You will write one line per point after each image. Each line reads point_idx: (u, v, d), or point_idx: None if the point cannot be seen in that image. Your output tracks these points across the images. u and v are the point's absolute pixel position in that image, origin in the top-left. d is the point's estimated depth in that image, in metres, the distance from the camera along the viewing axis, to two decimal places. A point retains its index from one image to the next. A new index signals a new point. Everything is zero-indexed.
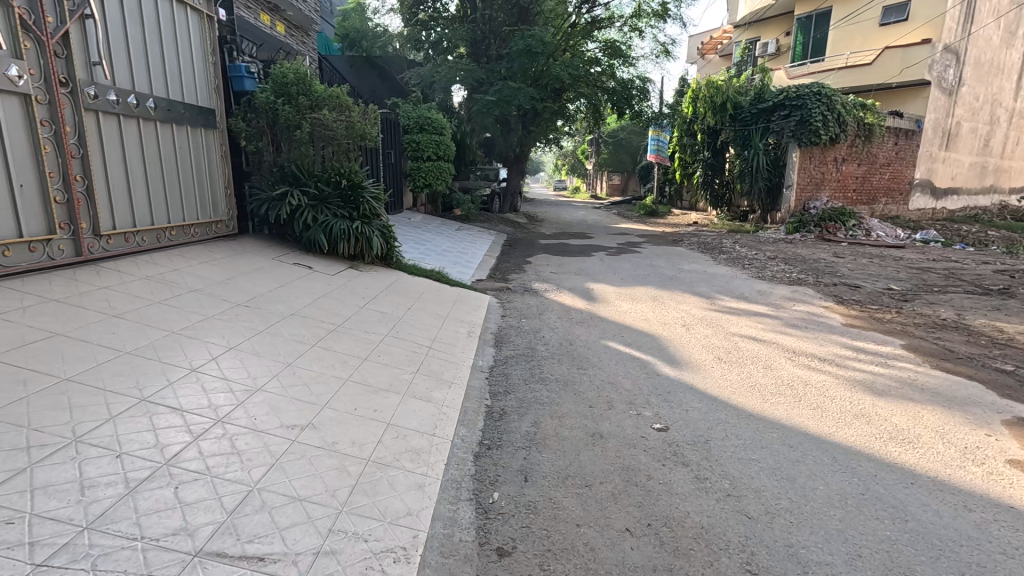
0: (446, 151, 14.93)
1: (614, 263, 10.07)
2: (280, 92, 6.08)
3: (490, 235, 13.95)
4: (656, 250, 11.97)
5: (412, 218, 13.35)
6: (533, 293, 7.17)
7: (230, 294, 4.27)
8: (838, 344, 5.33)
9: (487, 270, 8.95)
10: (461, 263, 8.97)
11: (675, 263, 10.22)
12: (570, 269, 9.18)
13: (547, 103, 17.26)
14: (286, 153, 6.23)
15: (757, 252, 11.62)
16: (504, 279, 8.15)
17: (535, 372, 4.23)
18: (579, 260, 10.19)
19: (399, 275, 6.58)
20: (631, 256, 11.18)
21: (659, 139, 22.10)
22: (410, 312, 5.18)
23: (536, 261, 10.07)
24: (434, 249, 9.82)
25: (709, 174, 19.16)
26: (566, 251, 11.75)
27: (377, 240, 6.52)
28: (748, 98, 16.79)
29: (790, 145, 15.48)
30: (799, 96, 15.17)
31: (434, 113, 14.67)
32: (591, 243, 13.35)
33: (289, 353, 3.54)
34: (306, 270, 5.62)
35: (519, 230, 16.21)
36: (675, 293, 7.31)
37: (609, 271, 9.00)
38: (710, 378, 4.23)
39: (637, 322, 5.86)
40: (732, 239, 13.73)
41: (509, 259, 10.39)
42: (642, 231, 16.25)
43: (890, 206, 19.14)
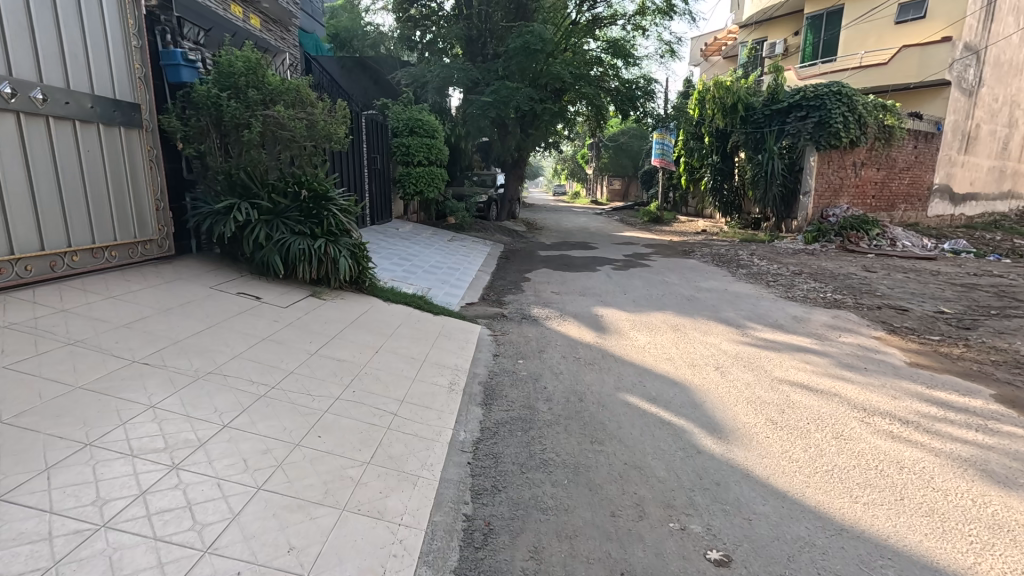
0: (438, 156, 13.89)
1: (622, 280, 9.00)
2: (225, 84, 5.04)
3: (486, 245, 12.89)
4: (667, 264, 10.94)
5: (400, 228, 12.31)
6: (533, 321, 6.10)
7: (126, 347, 3.20)
8: (911, 394, 4.28)
9: (480, 290, 7.87)
10: (451, 283, 7.88)
11: (690, 280, 9.15)
12: (573, 288, 8.11)
13: (547, 105, 16.23)
14: (234, 157, 5.19)
15: (778, 266, 10.57)
16: (500, 301, 7.07)
17: (535, 450, 3.16)
18: (584, 277, 9.13)
19: (373, 303, 5.53)
20: (640, 271, 10.12)
21: (664, 143, 21.02)
22: (376, 357, 4.12)
23: (535, 277, 8.99)
24: (421, 265, 8.71)
25: (718, 180, 18.09)
26: (568, 265, 10.69)
27: (344, 261, 5.45)
28: (760, 99, 15.80)
29: (808, 148, 14.46)
30: (817, 97, 14.15)
31: (425, 114, 13.69)
32: (595, 254, 12.30)
33: (182, 446, 2.49)
34: (253, 302, 4.56)
35: (517, 239, 15.15)
36: (698, 321, 6.26)
37: (618, 291, 7.94)
38: (769, 458, 3.15)
39: (660, 363, 4.80)
40: (748, 251, 12.70)
41: (505, 275, 9.32)
42: (649, 241, 15.19)
43: (909, 213, 18.14)
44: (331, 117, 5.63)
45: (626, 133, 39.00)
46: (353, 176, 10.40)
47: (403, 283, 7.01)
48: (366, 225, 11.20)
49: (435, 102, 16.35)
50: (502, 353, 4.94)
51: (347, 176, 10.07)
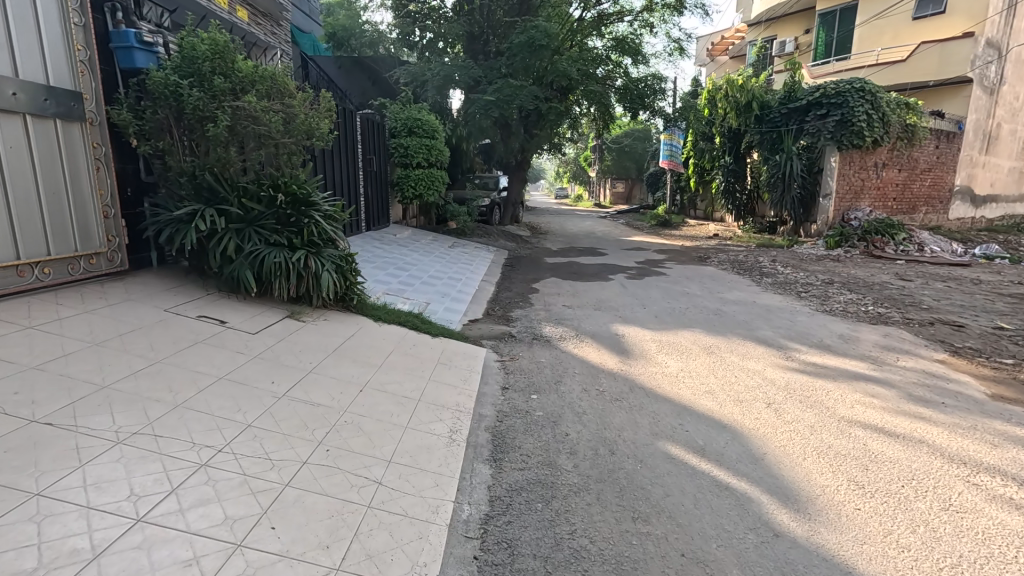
0: (439, 157, 13.11)
1: (639, 291, 8.26)
2: (187, 70, 4.31)
3: (489, 252, 12.15)
4: (684, 272, 10.20)
5: (398, 234, 11.59)
6: (545, 343, 5.34)
7: (26, 400, 2.45)
8: (1012, 439, 3.52)
9: (484, 303, 7.13)
10: (452, 296, 7.13)
11: (713, 291, 8.38)
12: (585, 300, 7.38)
13: (552, 104, 15.54)
14: (199, 155, 4.44)
15: (805, 274, 9.82)
16: (506, 318, 6.33)
17: (562, 534, 2.40)
18: (596, 288, 8.39)
19: (362, 324, 4.78)
20: (656, 280, 9.36)
21: (672, 144, 20.29)
22: (359, 399, 3.37)
23: (544, 288, 8.23)
24: (419, 276, 7.97)
25: (730, 183, 17.35)
26: (578, 273, 9.94)
27: (328, 276, 4.70)
28: (776, 97, 15.07)
29: (828, 147, 13.73)
30: (840, 94, 13.39)
31: (425, 114, 12.97)
32: (605, 262, 11.56)
33: (65, 563, 1.71)
34: (215, 327, 3.81)
35: (521, 245, 14.42)
36: (733, 341, 5.50)
37: (636, 305, 7.19)
38: (872, 545, 2.38)
39: (700, 399, 4.04)
40: (768, 257, 11.94)
41: (510, 285, 8.58)
42: (660, 247, 14.45)
43: (929, 216, 17.39)
44: (313, 110, 4.89)
45: (632, 136, 39.04)
46: (344, 179, 9.67)
47: (398, 298, 6.25)
48: (362, 232, 10.52)
49: (434, 102, 15.64)
50: (512, 385, 4.20)
51: (338, 179, 9.36)
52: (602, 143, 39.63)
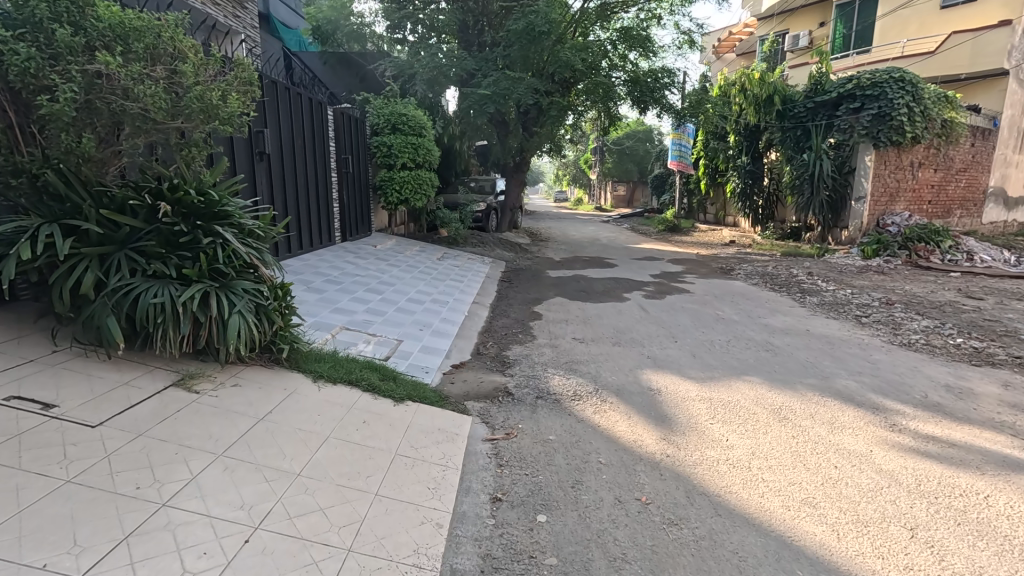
0: (427, 157, 11.67)
1: (664, 315, 6.83)
2: (19, 19, 2.88)
3: (483, 264, 10.71)
4: (711, 290, 8.75)
5: (379, 245, 10.15)
6: (553, 404, 3.89)
7: None
8: None
9: (474, 338, 5.68)
10: (434, 328, 5.66)
11: (752, 315, 6.95)
12: (600, 331, 5.94)
13: (553, 99, 14.17)
14: (43, 146, 2.99)
15: (853, 291, 8.37)
16: (501, 361, 4.87)
17: None
18: (610, 312, 6.95)
19: (292, 391, 3.32)
20: (679, 301, 7.92)
21: (681, 143, 18.88)
22: (236, 567, 1.91)
23: (548, 313, 6.80)
24: (395, 299, 6.53)
25: (748, 185, 15.97)
26: (586, 291, 8.49)
27: (239, 320, 3.23)
28: (801, 90, 13.72)
29: (862, 145, 12.31)
30: (876, 85, 11.98)
31: (412, 108, 11.52)
32: (617, 275, 10.12)
33: None
34: (26, 420, 2.36)
35: (521, 255, 12.99)
36: (808, 397, 4.06)
37: (665, 338, 5.74)
38: None
39: (800, 520, 2.60)
40: (800, 269, 10.51)
41: (507, 309, 7.13)
42: (674, 256, 13.06)
43: (964, 220, 15.99)
44: (225, 83, 3.42)
45: (634, 137, 38.14)
46: (309, 182, 8.16)
47: (359, 338, 4.80)
48: (332, 243, 9.05)
49: (424, 96, 14.18)
50: (507, 497, 2.75)
51: (301, 183, 7.86)
52: (603, 144, 38.35)
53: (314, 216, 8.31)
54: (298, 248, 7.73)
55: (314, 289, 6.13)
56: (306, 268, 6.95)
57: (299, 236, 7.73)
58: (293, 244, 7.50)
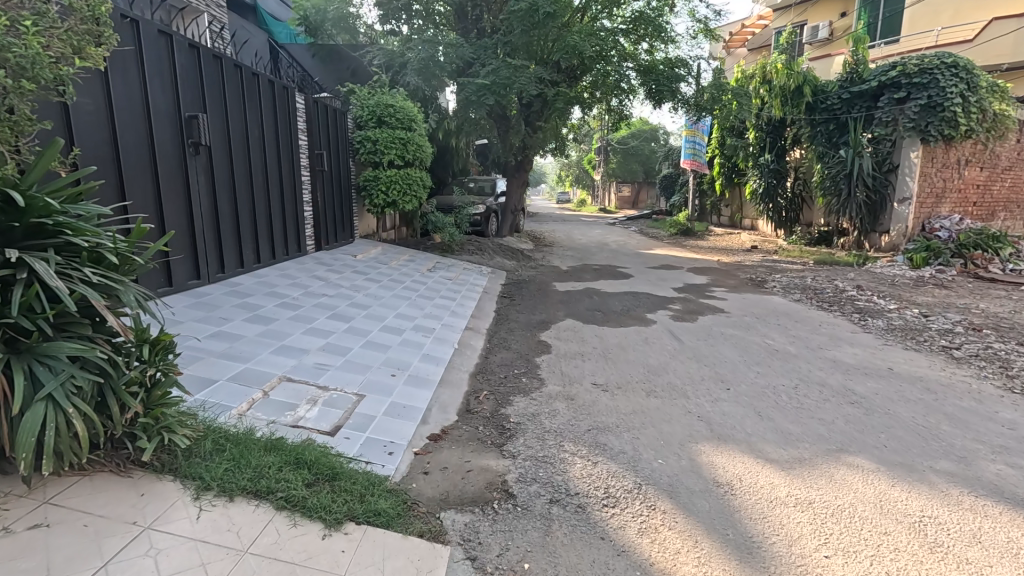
0: (418, 154, 10.32)
1: (703, 347, 5.48)
2: None
3: (480, 276, 9.38)
4: (749, 309, 7.40)
5: (359, 254, 8.81)
6: (576, 517, 2.55)
7: None
8: None
9: (463, 384, 4.33)
10: (411, 372, 4.33)
11: (811, 345, 5.60)
12: (627, 374, 4.59)
13: (558, 91, 12.84)
14: None
15: (921, 310, 7.00)
16: (498, 427, 3.53)
17: None
18: (635, 343, 5.60)
19: (145, 524, 1.99)
20: (714, 324, 6.57)
21: (695, 141, 17.55)
22: None
23: (559, 345, 5.45)
24: (367, 327, 5.22)
25: (771, 184, 14.61)
26: (601, 311, 7.13)
27: (48, 413, 1.90)
28: (835, 80, 12.39)
29: (907, 140, 10.97)
30: (925, 72, 10.61)
31: (401, 99, 10.18)
32: (634, 289, 8.75)
33: None
34: None
35: (523, 264, 11.64)
36: (956, 499, 2.71)
37: (712, 385, 4.39)
38: None
39: None
40: (845, 281, 9.15)
41: (507, 338, 5.79)
42: (693, 265, 11.73)
43: (1008, 223, 14.58)
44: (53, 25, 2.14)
45: (639, 137, 37.18)
46: (270, 182, 6.76)
47: (302, 396, 3.49)
48: (301, 254, 7.67)
49: (416, 88, 12.88)
50: None
51: (258, 183, 6.45)
52: (606, 144, 37.08)
53: (277, 222, 6.92)
54: (256, 262, 6.36)
55: (261, 316, 4.82)
56: (258, 287, 5.63)
57: (255, 248, 6.34)
58: (246, 258, 6.10)
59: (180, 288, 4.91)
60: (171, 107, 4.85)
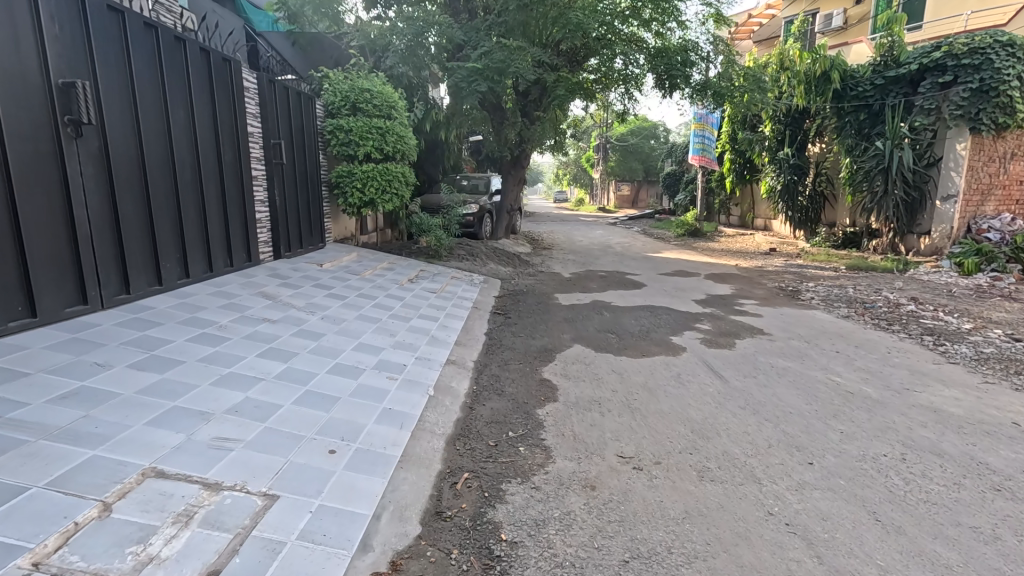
0: (400, 146, 9.01)
1: (755, 389, 4.20)
2: None
3: (470, 286, 8.10)
4: (793, 328, 6.14)
5: (327, 261, 7.49)
6: None
7: None
8: None
9: (436, 462, 3.05)
10: (362, 444, 3.03)
11: (894, 385, 4.32)
12: (664, 441, 3.31)
13: (559, 76, 11.52)
14: None
15: (1008, 330, 5.75)
16: (483, 554, 2.26)
17: None
18: (666, 385, 4.31)
19: None
20: (757, 351, 5.32)
21: (705, 134, 16.29)
22: None
23: (569, 390, 4.16)
24: (315, 366, 3.92)
25: (792, 181, 13.36)
26: (616, 334, 5.84)
27: None
28: (867, 63, 11.16)
29: (952, 129, 9.74)
30: (975, 52, 9.34)
31: (380, 82, 8.84)
32: (651, 303, 7.47)
33: None
34: None
35: (520, 271, 10.34)
36: None
37: (787, 458, 3.11)
38: None
39: None
40: (893, 291, 7.91)
41: (500, 376, 4.49)
42: (710, 270, 10.48)
43: None
44: None
45: (638, 134, 35.98)
46: (203, 177, 5.45)
47: (168, 512, 2.17)
48: (251, 265, 6.36)
49: (401, 75, 11.52)
50: None
51: (185, 178, 5.15)
52: (605, 141, 35.74)
53: (214, 227, 5.61)
54: (182, 277, 5.06)
55: (163, 355, 3.51)
56: (177, 312, 4.34)
57: (180, 259, 5.05)
58: (166, 272, 4.80)
59: (50, 319, 3.61)
60: (33, 70, 3.54)
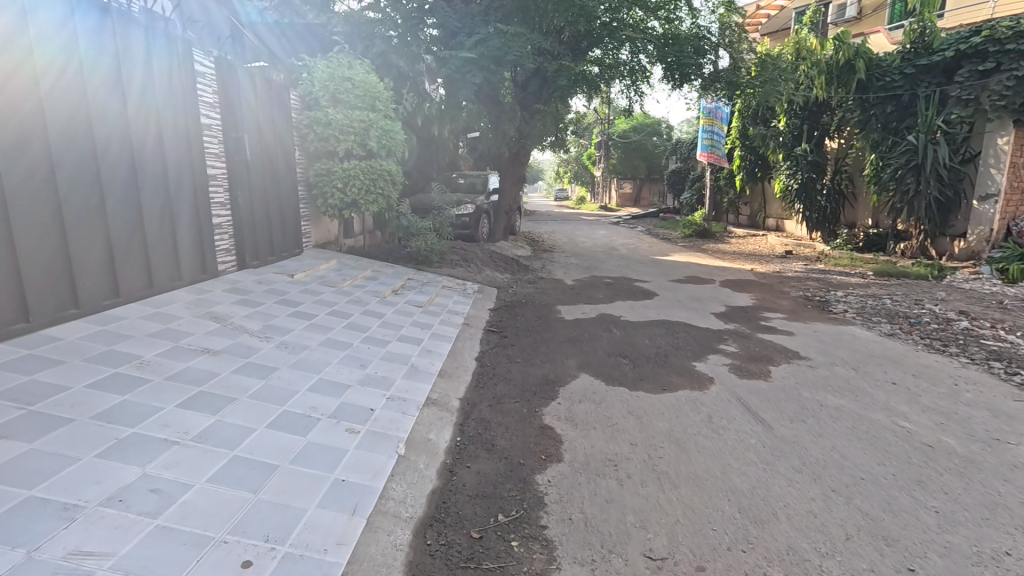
0: (387, 143, 8.25)
1: (810, 441, 3.35)
2: None
3: (462, 298, 7.25)
4: (835, 351, 5.29)
5: (300, 271, 6.63)
6: None
7: None
8: None
9: (396, 571, 2.21)
10: (295, 546, 2.19)
11: (979, 434, 3.47)
12: (704, 530, 2.48)
13: (563, 64, 10.57)
14: None
15: None
16: None
17: None
18: (696, 434, 3.46)
19: None
20: (799, 382, 4.46)
21: (714, 130, 15.42)
22: None
23: (576, 444, 3.32)
24: (253, 418, 3.08)
25: (809, 179, 12.49)
26: (629, 359, 4.99)
27: None
28: (897, 51, 10.34)
29: (995, 122, 8.87)
30: (1021, 36, 8.48)
31: (364, 71, 7.98)
32: (666, 317, 6.61)
33: None
34: None
35: (519, 278, 9.48)
36: None
37: (878, 562, 2.27)
38: None
39: None
40: (936, 302, 7.05)
41: (491, 422, 3.65)
42: (726, 277, 9.62)
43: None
44: None
45: (641, 131, 34.99)
46: (144, 178, 4.67)
47: None
48: (207, 277, 5.52)
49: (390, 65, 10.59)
50: None
51: (117, 179, 4.37)
52: (606, 138, 34.77)
53: (158, 235, 4.81)
54: (111, 296, 4.25)
55: (43, 414, 2.66)
56: (89, 345, 3.51)
57: (109, 275, 4.25)
58: (83, 292, 3.98)
59: None
60: None
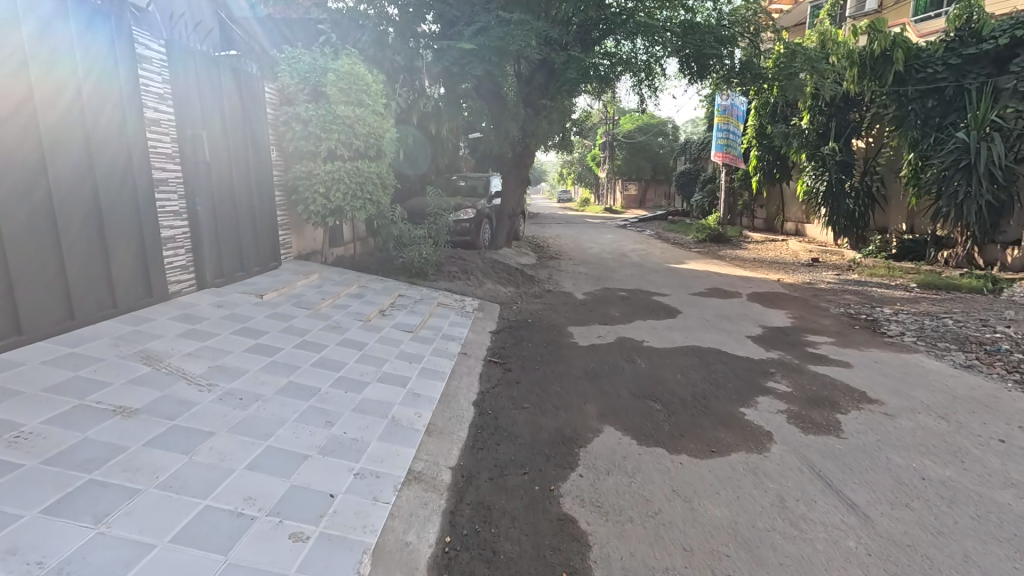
0: (376, 142, 7.34)
1: (930, 547, 2.43)
2: None
3: (460, 319, 6.35)
4: (910, 390, 4.35)
5: (272, 289, 5.73)
6: None
7: None
8: None
9: None
10: None
11: None
12: None
13: (571, 54, 9.61)
14: None
15: None
16: None
17: None
18: (769, 533, 2.54)
19: None
20: (882, 438, 3.54)
21: (729, 129, 14.44)
22: None
23: (609, 552, 2.40)
24: (155, 525, 2.17)
25: (837, 180, 11.51)
26: (660, 403, 4.07)
27: None
28: (940, 40, 9.47)
29: None
30: None
31: (348, 60, 7.06)
32: (695, 342, 5.69)
33: None
34: None
35: (523, 291, 8.56)
36: None
37: None
38: None
39: None
40: (1008, 323, 6.09)
41: (490, 511, 2.72)
42: (753, 290, 8.68)
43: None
44: None
45: (647, 132, 33.98)
46: (60, 195, 3.76)
47: None
48: (153, 302, 4.62)
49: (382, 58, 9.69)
50: None
51: (18, 191, 3.48)
52: (611, 139, 33.79)
53: (79, 259, 3.89)
54: (8, 336, 3.34)
55: None
56: None
57: (6, 308, 3.35)
58: None
59: None
60: None
